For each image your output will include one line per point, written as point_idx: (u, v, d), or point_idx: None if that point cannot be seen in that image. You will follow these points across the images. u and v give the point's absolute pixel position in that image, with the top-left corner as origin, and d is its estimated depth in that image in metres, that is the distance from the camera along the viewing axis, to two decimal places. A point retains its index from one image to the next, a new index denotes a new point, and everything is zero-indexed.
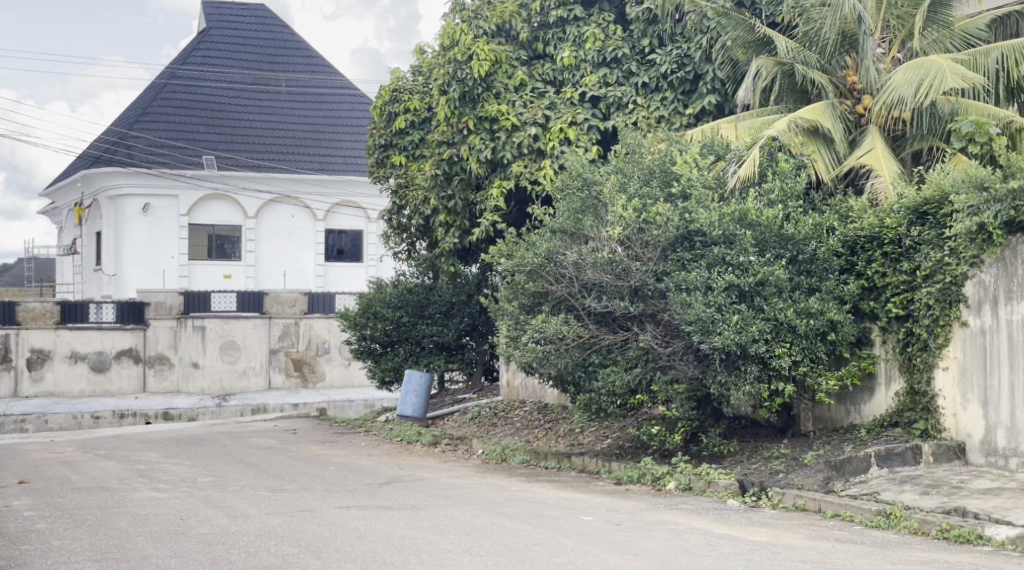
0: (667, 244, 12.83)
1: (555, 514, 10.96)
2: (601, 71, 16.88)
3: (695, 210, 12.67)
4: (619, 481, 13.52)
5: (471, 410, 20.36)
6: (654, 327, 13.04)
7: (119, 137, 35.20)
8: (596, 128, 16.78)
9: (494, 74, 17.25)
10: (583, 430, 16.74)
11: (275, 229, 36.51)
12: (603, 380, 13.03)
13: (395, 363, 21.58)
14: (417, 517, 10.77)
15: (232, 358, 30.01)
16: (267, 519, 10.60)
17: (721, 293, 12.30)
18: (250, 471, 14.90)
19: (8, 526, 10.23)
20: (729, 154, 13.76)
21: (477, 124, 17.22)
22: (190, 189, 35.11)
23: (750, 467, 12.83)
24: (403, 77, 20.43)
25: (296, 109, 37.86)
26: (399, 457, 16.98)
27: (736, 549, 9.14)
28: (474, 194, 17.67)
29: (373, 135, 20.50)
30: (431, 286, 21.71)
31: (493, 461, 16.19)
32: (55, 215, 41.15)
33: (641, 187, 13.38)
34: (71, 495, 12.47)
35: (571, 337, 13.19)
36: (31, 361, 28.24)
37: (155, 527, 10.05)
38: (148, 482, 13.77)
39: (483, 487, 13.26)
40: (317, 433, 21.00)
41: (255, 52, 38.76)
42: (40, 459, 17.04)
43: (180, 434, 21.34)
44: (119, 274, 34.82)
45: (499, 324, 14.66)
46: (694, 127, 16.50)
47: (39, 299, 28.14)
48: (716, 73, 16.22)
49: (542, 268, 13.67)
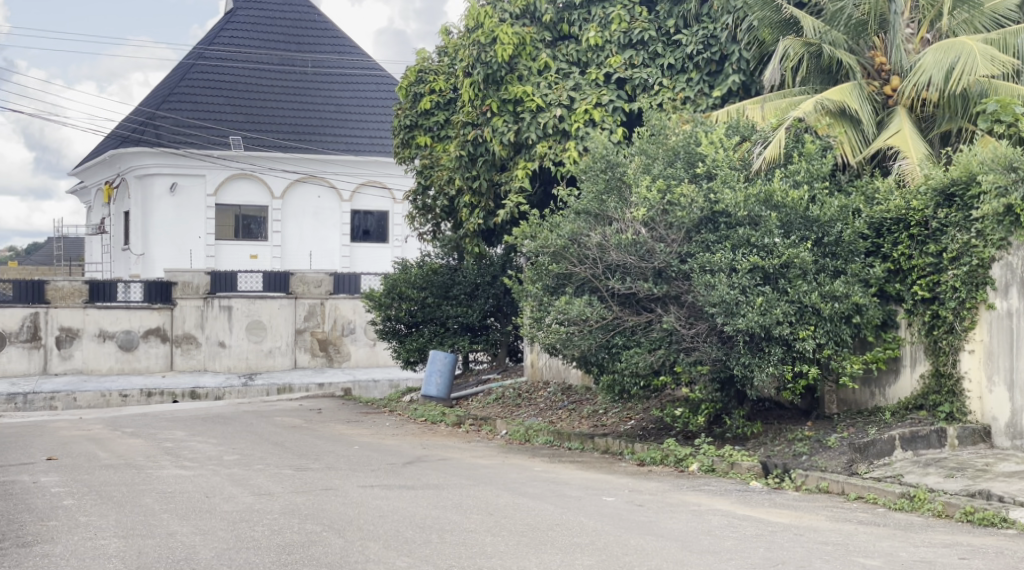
0: (692, 226, 12.82)
1: (578, 494, 11.02)
2: (626, 52, 16.74)
3: (720, 191, 12.63)
4: (642, 462, 13.58)
5: (495, 391, 20.45)
6: (678, 309, 13.04)
7: (147, 117, 35.40)
8: (621, 109, 16.72)
9: (518, 56, 17.14)
10: (606, 412, 16.76)
11: (301, 209, 36.71)
12: (627, 362, 13.03)
13: (421, 344, 21.69)
14: (440, 497, 10.85)
15: (259, 338, 30.11)
16: (291, 498, 10.72)
17: (746, 275, 12.28)
18: (275, 450, 15.05)
19: (37, 502, 10.41)
20: (755, 135, 13.65)
21: (502, 106, 17.16)
22: (217, 169, 35.26)
23: (773, 449, 12.83)
24: (429, 58, 20.46)
25: (322, 89, 38.00)
26: (423, 437, 17.10)
27: (758, 531, 9.15)
28: (499, 174, 17.63)
29: (398, 116, 20.50)
30: (456, 267, 21.77)
31: (517, 441, 16.27)
32: (84, 195, 41.54)
33: (665, 168, 13.33)
34: (98, 471, 12.66)
35: (595, 318, 13.21)
36: (60, 339, 28.64)
37: (181, 504, 10.19)
38: (174, 459, 13.95)
39: (506, 467, 13.34)
40: (342, 412, 21.16)
41: (282, 32, 38.87)
42: (69, 435, 17.30)
43: (207, 412, 21.57)
44: (147, 253, 35.06)
45: (522, 304, 14.69)
46: (720, 108, 16.43)
47: (68, 278, 28.51)
48: (742, 53, 16.15)
49: (565, 249, 13.64)
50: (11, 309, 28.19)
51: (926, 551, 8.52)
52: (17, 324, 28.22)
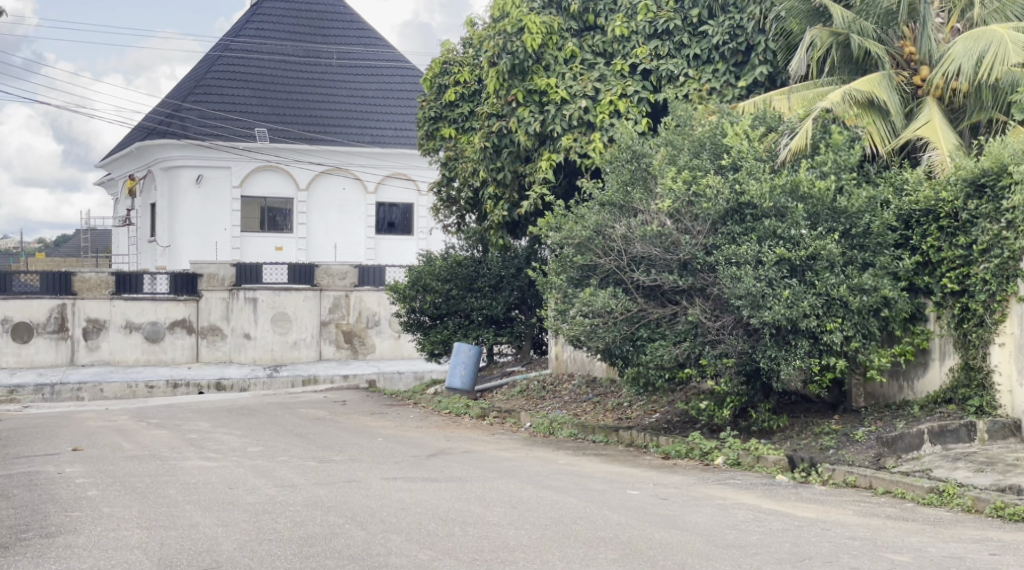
0: (717, 217, 12.69)
1: (602, 487, 10.94)
2: (652, 42, 16.54)
3: (746, 181, 12.50)
4: (666, 456, 13.46)
5: (520, 383, 20.39)
6: (703, 301, 12.93)
7: (174, 109, 35.52)
8: (646, 100, 16.57)
9: (544, 47, 17.02)
10: (631, 405, 16.66)
11: (326, 202, 36.77)
12: (651, 355, 12.94)
13: (445, 336, 21.66)
14: (463, 489, 10.82)
15: (284, 330, 30.18)
16: (314, 490, 10.71)
17: (772, 268, 12.14)
18: (299, 442, 15.08)
19: (61, 493, 10.46)
20: (782, 126, 13.48)
21: (527, 96, 17.08)
22: (243, 161, 35.33)
23: (800, 442, 12.71)
24: (453, 49, 20.40)
25: (347, 81, 38.09)
26: (448, 429, 17.09)
27: (785, 525, 9.05)
28: (523, 165, 17.52)
29: (422, 108, 20.45)
30: (481, 259, 21.72)
31: (541, 434, 16.20)
32: (111, 187, 41.80)
33: (691, 159, 13.20)
34: (123, 463, 12.72)
35: (620, 311, 13.12)
36: (87, 330, 28.86)
37: (204, 495, 10.21)
38: (199, 451, 14.00)
39: (530, 460, 13.29)
40: (366, 404, 21.18)
41: (307, 24, 38.95)
42: (95, 427, 17.41)
43: (232, 404, 21.66)
44: (173, 245, 35.52)
45: (547, 296, 14.60)
46: (745, 99, 16.30)
47: (95, 270, 28.74)
48: (768, 44, 16.07)
49: (590, 241, 13.55)
50: (39, 299, 28.43)
51: (956, 547, 8.39)
52: (45, 315, 28.45)
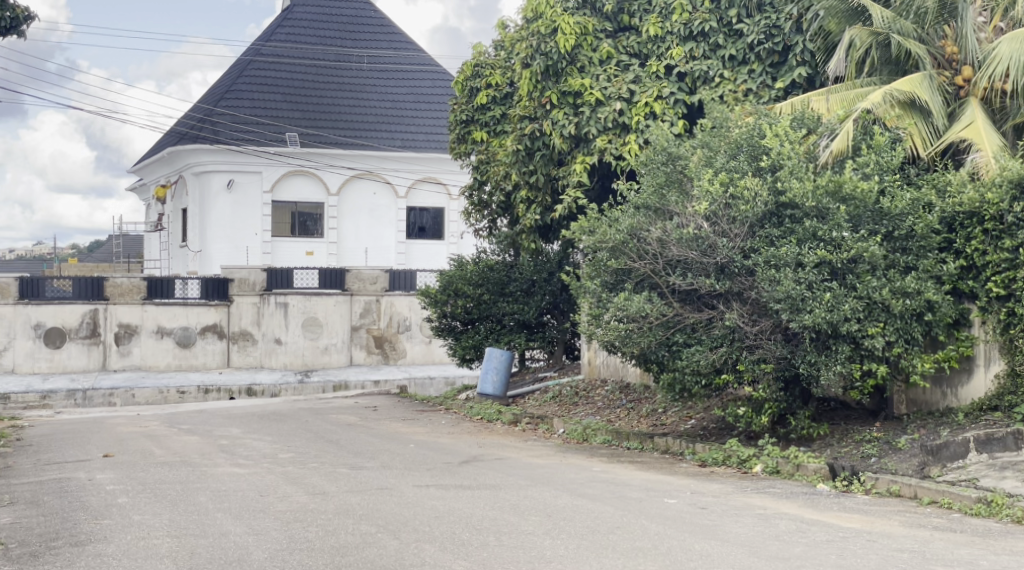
0: (755, 219, 12.41)
1: (639, 496, 10.70)
2: (687, 44, 16.28)
3: (786, 182, 12.21)
4: (703, 463, 13.20)
5: (552, 389, 20.16)
6: (740, 305, 12.67)
7: (205, 114, 35.61)
8: (683, 102, 16.27)
9: (578, 47, 16.80)
10: (666, 411, 16.41)
11: (357, 206, 36.70)
12: (688, 360, 12.69)
13: (476, 341, 21.57)
14: (497, 498, 10.61)
15: (315, 335, 30.14)
16: (345, 497, 10.55)
17: (813, 270, 11.84)
18: (330, 448, 14.94)
19: (91, 500, 10.36)
20: (821, 127, 13.20)
21: (561, 98, 16.80)
22: (274, 165, 35.32)
23: (840, 450, 12.41)
24: (485, 52, 20.25)
25: (378, 86, 38.14)
26: (481, 435, 16.90)
27: (829, 536, 8.77)
28: (556, 169, 17.28)
29: (454, 111, 20.34)
30: (513, 264, 21.55)
31: (575, 440, 15.96)
32: (143, 192, 42.00)
33: (729, 161, 12.94)
34: (154, 469, 12.62)
35: (655, 315, 12.90)
36: (119, 335, 28.93)
37: (235, 503, 10.07)
38: (230, 457, 13.88)
39: (565, 467, 13.06)
40: (398, 410, 21.03)
41: (338, 28, 39.01)
42: (126, 432, 17.35)
43: (263, 409, 21.58)
44: (205, 250, 35.26)
45: (581, 301, 14.37)
46: (783, 100, 15.96)
47: (127, 275, 28.80)
48: (806, 45, 15.72)
49: (624, 244, 13.32)
50: (72, 305, 28.59)
51: (1010, 560, 8.08)
52: (77, 320, 28.60)
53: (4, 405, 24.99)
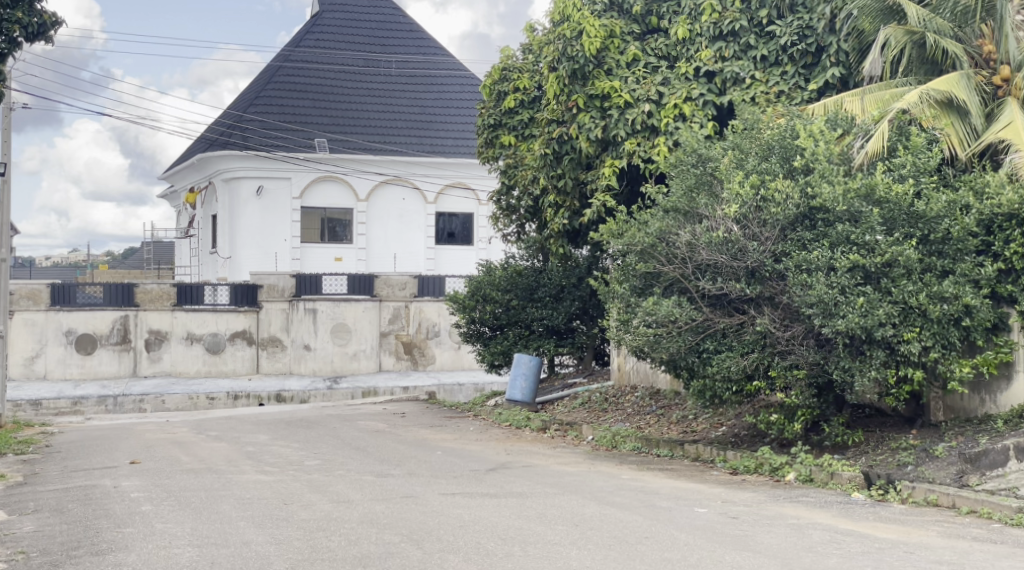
0: (787, 223, 12.15)
1: (668, 505, 10.49)
2: (716, 45, 16.01)
3: (818, 185, 11.97)
4: (735, 471, 12.96)
5: (582, 395, 19.96)
6: (772, 310, 12.44)
7: (235, 121, 35.75)
8: (712, 103, 16.00)
9: (605, 50, 16.60)
10: (696, 417, 16.17)
11: (386, 212, 36.63)
12: (718, 366, 12.50)
13: (505, 347, 21.41)
14: (524, 506, 10.44)
15: (344, 341, 30.14)
16: (370, 506, 10.43)
17: (845, 274, 11.59)
18: (356, 455, 14.83)
19: (115, 508, 10.30)
20: (855, 128, 12.98)
21: (588, 101, 16.55)
22: (303, 171, 35.30)
23: (875, 458, 12.13)
24: (513, 55, 20.11)
25: (406, 91, 38.20)
26: (509, 442, 16.74)
27: (864, 548, 8.51)
28: (585, 172, 17.06)
29: (481, 115, 20.21)
30: (542, 269, 21.36)
31: (604, 448, 15.76)
32: (174, 199, 42.24)
33: (760, 163, 12.69)
34: (179, 476, 12.57)
35: (684, 320, 12.66)
36: (149, 342, 29.06)
37: (259, 512, 9.97)
38: (255, 464, 13.81)
39: (593, 475, 12.86)
40: (426, 417, 20.89)
41: (367, 34, 39.07)
42: (154, 439, 17.34)
43: (292, 416, 21.51)
44: (235, 257, 35.44)
45: (610, 306, 14.16)
46: (816, 102, 15.67)
47: (157, 282, 28.92)
48: (840, 45, 15.44)
49: (653, 248, 13.11)
50: (103, 311, 28.74)
51: None
52: (108, 327, 28.75)
53: (36, 411, 25.14)
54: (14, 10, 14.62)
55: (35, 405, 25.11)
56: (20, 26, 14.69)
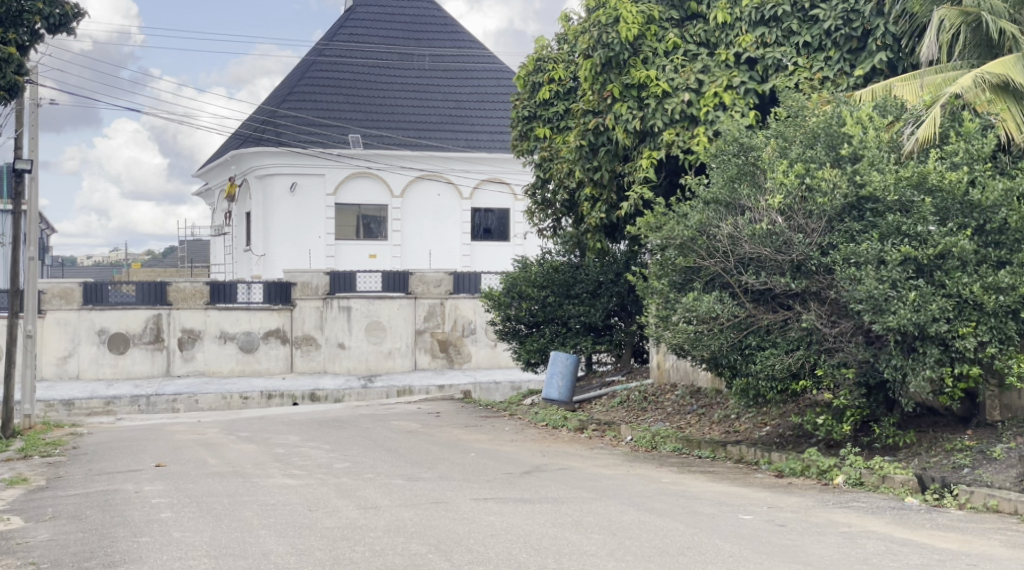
0: (834, 214, 11.55)
1: (711, 511, 9.93)
2: (757, 30, 15.30)
3: (866, 174, 11.35)
4: (780, 474, 12.36)
5: (620, 393, 19.43)
6: (818, 306, 11.84)
7: (269, 117, 35.56)
8: (754, 91, 15.30)
9: (642, 37, 15.93)
10: (738, 417, 15.58)
11: (421, 208, 36.22)
12: (761, 364, 11.95)
13: (541, 344, 20.93)
14: (559, 513, 9.93)
15: (379, 339, 29.81)
16: (398, 512, 9.99)
17: (897, 267, 10.93)
18: (387, 457, 14.40)
19: (134, 515, 9.94)
20: (905, 114, 12.34)
21: (624, 91, 15.93)
22: (337, 167, 34.93)
23: (929, 460, 11.46)
24: (548, 46, 19.53)
25: (441, 85, 37.84)
26: (545, 443, 16.25)
27: (924, 560, 7.90)
28: (622, 165, 16.43)
29: (516, 107, 19.67)
30: (578, 265, 20.81)
31: (643, 449, 15.20)
32: (209, 197, 42.19)
33: (805, 151, 12.06)
34: (204, 480, 12.22)
35: (726, 316, 12.10)
36: (183, 341, 28.88)
37: (282, 519, 9.56)
38: (283, 467, 13.42)
39: (632, 478, 12.33)
40: (461, 416, 20.44)
41: (401, 29, 38.73)
42: (183, 441, 17.04)
43: (324, 416, 21.17)
44: (268, 254, 35.08)
45: (647, 302, 13.60)
46: (863, 88, 14.93)
47: (190, 280, 28.76)
48: (888, 27, 14.66)
49: (693, 241, 12.54)
50: (136, 310, 28.64)
51: None
52: (141, 326, 28.63)
53: (69, 411, 25.07)
54: (35, 1, 14.36)
55: (68, 405, 25.03)
56: (42, 17, 14.43)
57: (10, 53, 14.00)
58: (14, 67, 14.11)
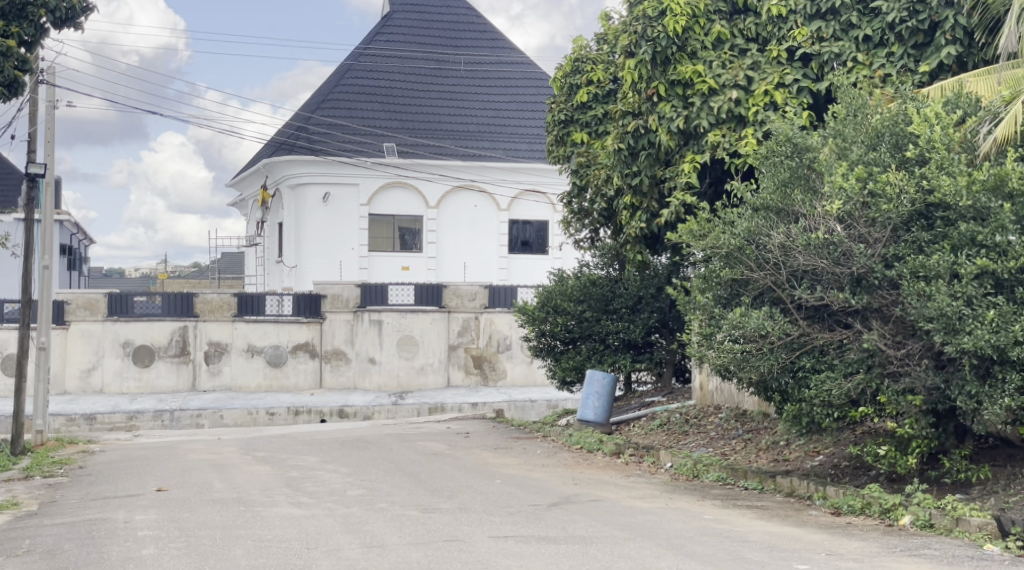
0: (900, 221, 10.29)
1: (761, 558, 8.69)
2: (813, 23, 14.04)
3: (936, 177, 10.08)
4: (837, 512, 11.08)
5: (660, 416, 18.19)
6: (881, 324, 10.58)
7: (303, 124, 34.85)
8: (807, 90, 14.07)
9: (688, 31, 14.68)
10: (788, 444, 14.30)
11: (457, 219, 35.24)
12: (816, 390, 10.68)
13: (577, 362, 19.72)
14: (586, 556, 8.75)
15: (411, 354, 28.78)
16: (404, 552, 8.87)
17: (972, 283, 9.66)
18: (406, 484, 13.30)
19: (110, 551, 8.92)
20: (980, 112, 10.96)
21: (669, 89, 14.72)
22: (372, 177, 34.01)
23: (1007, 502, 10.14)
24: (586, 46, 18.40)
25: (479, 92, 37.00)
26: (578, 469, 15.06)
27: None
28: (663, 169, 15.13)
29: (551, 111, 18.53)
30: (617, 278, 19.72)
31: (684, 477, 13.97)
32: (243, 207, 41.59)
33: (867, 152, 10.78)
34: (201, 508, 11.21)
35: (776, 335, 10.91)
36: (209, 354, 28.14)
37: (271, 559, 8.49)
38: (291, 494, 12.36)
39: (670, 514, 11.10)
40: (491, 437, 19.29)
41: (438, 35, 37.92)
42: (194, 461, 16.10)
43: (348, 435, 20.15)
44: (300, 265, 34.17)
45: (688, 318, 12.38)
46: (929, 86, 13.59)
47: (217, 291, 28.04)
48: (958, 19, 13.35)
49: (740, 252, 11.33)
50: (161, 322, 27.92)
51: None
52: (166, 339, 27.92)
53: (90, 426, 24.34)
54: None
55: (90, 420, 24.32)
56: (47, 11, 13.41)
57: (10, 47, 13.13)
58: (15, 61, 13.24)
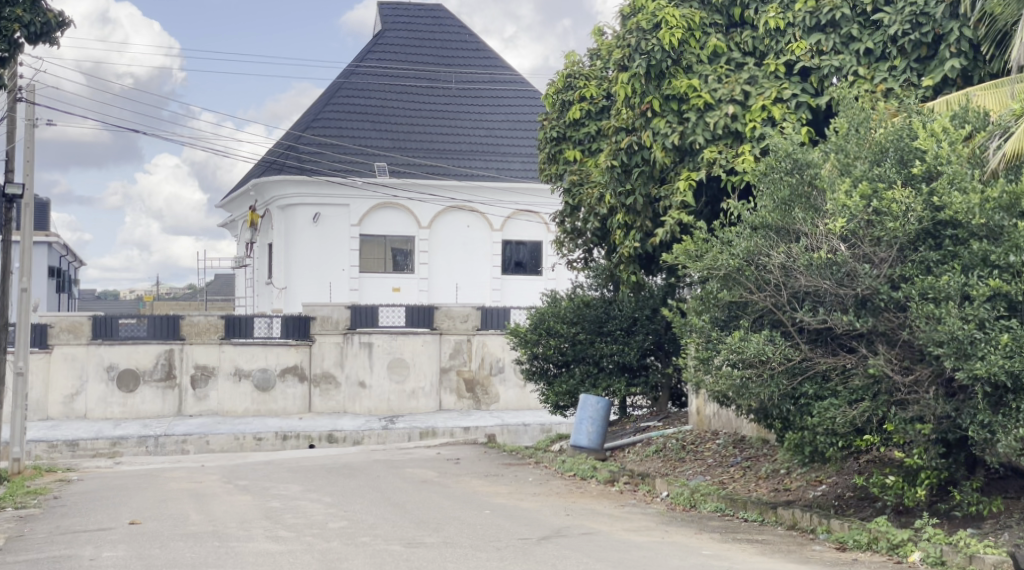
0: (907, 240, 9.80)
1: None
2: (813, 36, 13.62)
3: (944, 193, 9.61)
4: (842, 546, 10.54)
5: (655, 441, 17.64)
6: (888, 349, 10.07)
7: (293, 142, 34.37)
8: (806, 105, 13.65)
9: (684, 44, 14.28)
10: (789, 472, 13.79)
11: (450, 240, 34.76)
12: (819, 417, 10.16)
13: (570, 386, 19.11)
14: None
15: (402, 378, 28.19)
16: None
17: (984, 305, 9.18)
18: (390, 515, 12.73)
19: None
20: (988, 126, 10.51)
21: (664, 105, 14.28)
22: (362, 197, 33.56)
23: (1021, 537, 9.61)
24: (579, 61, 17.94)
25: (472, 111, 36.63)
26: (571, 498, 14.51)
27: None
28: (658, 187, 14.63)
29: (543, 128, 18.07)
30: (611, 300, 19.18)
31: (680, 507, 13.43)
32: (233, 228, 41.09)
33: (871, 168, 10.30)
34: (174, 543, 10.65)
35: (777, 360, 10.41)
36: (195, 377, 27.61)
37: None
38: (269, 527, 11.79)
39: (666, 549, 10.54)
40: (482, 464, 18.73)
41: (431, 54, 37.57)
42: (173, 490, 15.52)
43: (335, 461, 19.59)
44: (289, 287, 33.63)
45: (683, 342, 11.84)
46: (934, 100, 13.16)
47: (204, 314, 27.50)
48: (963, 31, 12.88)
49: (739, 273, 10.85)
50: (147, 345, 27.40)
51: None
52: (152, 362, 27.37)
53: (73, 452, 23.76)
54: (13, 7, 12.79)
55: (72, 446, 23.74)
56: (21, 25, 12.84)
57: None
58: None
